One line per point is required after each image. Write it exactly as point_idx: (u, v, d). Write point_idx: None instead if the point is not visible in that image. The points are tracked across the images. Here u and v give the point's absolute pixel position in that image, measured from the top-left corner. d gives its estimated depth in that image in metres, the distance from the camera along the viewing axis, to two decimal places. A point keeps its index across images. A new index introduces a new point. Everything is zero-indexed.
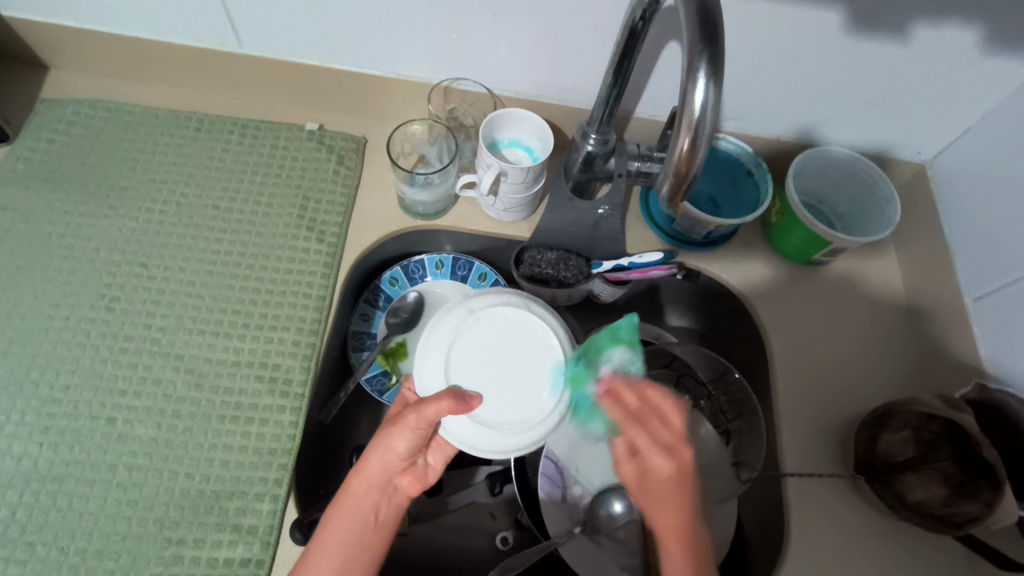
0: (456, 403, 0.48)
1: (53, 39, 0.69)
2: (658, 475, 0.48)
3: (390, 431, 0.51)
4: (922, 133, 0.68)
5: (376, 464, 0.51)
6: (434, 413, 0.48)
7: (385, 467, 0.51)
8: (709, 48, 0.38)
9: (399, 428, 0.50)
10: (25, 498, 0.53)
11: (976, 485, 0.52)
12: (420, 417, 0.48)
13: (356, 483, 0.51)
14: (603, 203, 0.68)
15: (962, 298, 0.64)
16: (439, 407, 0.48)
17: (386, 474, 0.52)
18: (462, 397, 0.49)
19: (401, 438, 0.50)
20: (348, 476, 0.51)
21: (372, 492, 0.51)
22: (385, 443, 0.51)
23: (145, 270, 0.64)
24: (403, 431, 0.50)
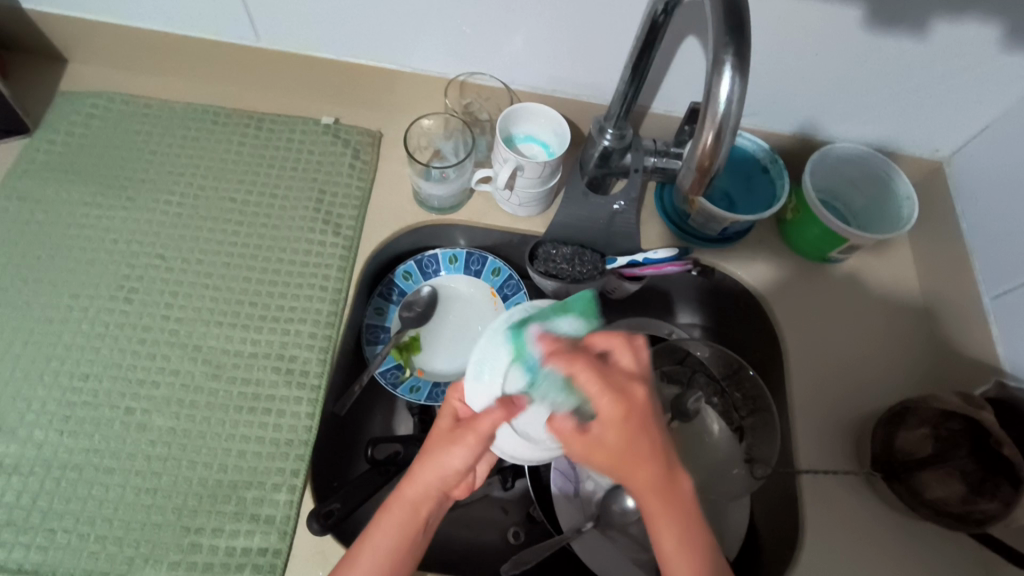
0: (509, 413, 0.46)
1: (72, 31, 0.70)
2: (610, 431, 0.41)
3: (446, 446, 0.45)
4: (940, 131, 0.68)
5: (431, 479, 0.46)
6: (491, 426, 0.45)
7: (440, 482, 0.46)
8: (735, 41, 0.38)
9: (461, 445, 0.45)
10: (46, 486, 0.53)
11: (995, 483, 0.52)
12: (478, 434, 0.44)
13: (411, 492, 0.46)
14: (618, 198, 0.68)
15: (980, 296, 0.64)
16: (495, 420, 0.45)
17: (441, 488, 0.46)
18: (512, 402, 0.47)
19: (461, 455, 0.45)
20: (400, 482, 0.47)
21: (427, 502, 0.46)
22: (440, 459, 0.46)
23: (163, 261, 0.64)
24: (462, 447, 0.45)
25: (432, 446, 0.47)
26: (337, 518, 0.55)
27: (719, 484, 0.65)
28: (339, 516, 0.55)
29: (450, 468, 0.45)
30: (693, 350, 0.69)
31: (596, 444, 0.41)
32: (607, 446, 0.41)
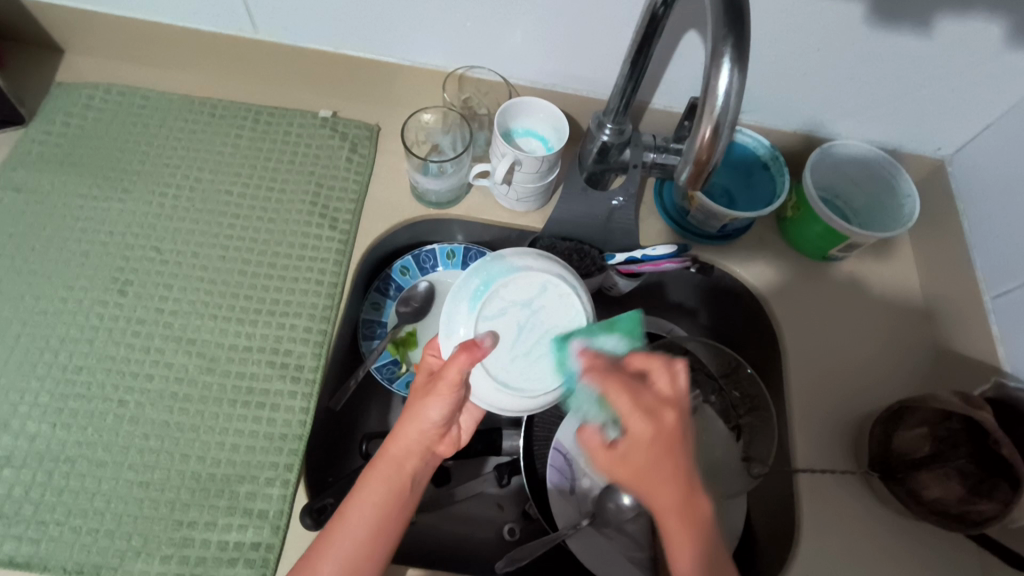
0: (472, 354, 0.48)
1: (68, 22, 0.69)
2: (636, 450, 0.44)
3: (422, 401, 0.49)
4: (942, 129, 0.68)
5: (412, 433, 0.50)
6: (458, 373, 0.48)
7: (422, 436, 0.50)
8: (734, 33, 0.38)
9: (436, 395, 0.49)
10: (39, 478, 0.53)
11: (993, 484, 0.51)
12: (446, 383, 0.48)
13: (394, 449, 0.50)
14: (617, 194, 0.67)
15: (982, 297, 0.64)
16: (460, 365, 0.47)
17: (423, 442, 0.50)
18: (475, 344, 0.49)
19: (437, 407, 0.49)
20: (386, 439, 0.50)
21: (412, 458, 0.50)
22: (419, 413, 0.49)
23: (158, 254, 0.64)
24: (438, 399, 0.49)
25: (410, 404, 0.51)
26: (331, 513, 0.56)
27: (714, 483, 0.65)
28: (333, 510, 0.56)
29: (430, 419, 0.49)
30: (691, 347, 0.70)
31: (622, 460, 0.45)
32: (629, 464, 0.44)
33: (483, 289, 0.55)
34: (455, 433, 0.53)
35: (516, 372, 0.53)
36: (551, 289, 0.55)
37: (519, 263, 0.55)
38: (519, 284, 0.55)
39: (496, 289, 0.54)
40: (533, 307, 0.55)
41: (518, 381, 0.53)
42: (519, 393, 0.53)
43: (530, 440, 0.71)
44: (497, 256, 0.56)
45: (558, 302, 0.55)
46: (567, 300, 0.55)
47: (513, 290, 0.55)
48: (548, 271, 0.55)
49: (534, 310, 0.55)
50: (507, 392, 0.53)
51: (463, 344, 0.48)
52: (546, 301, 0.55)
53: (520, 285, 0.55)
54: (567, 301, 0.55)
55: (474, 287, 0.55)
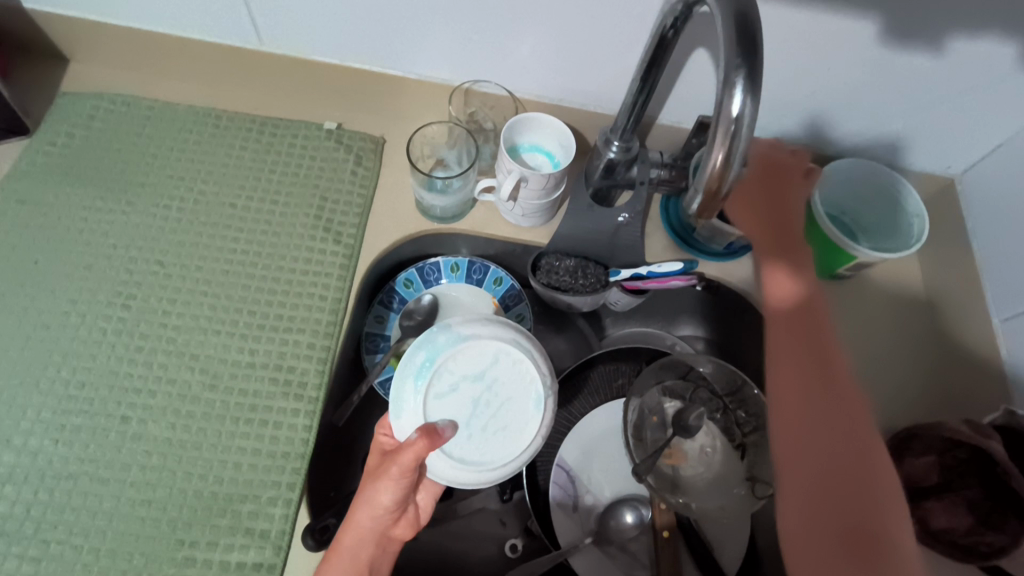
0: (432, 441, 0.48)
1: (74, 33, 0.69)
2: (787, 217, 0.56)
3: (375, 484, 0.50)
4: (952, 148, 0.67)
5: (365, 519, 0.50)
6: (412, 458, 0.48)
7: (376, 520, 0.50)
8: (746, 62, 0.37)
9: (385, 480, 0.49)
10: (40, 496, 0.53)
11: (1002, 516, 0.50)
12: (398, 469, 0.48)
13: (348, 538, 0.50)
14: (623, 210, 0.68)
15: (990, 319, 0.64)
16: (416, 450, 0.47)
17: (377, 527, 0.50)
18: (435, 432, 0.49)
19: (387, 492, 0.49)
20: (339, 528, 0.50)
21: (365, 546, 0.50)
22: (371, 497, 0.50)
23: (162, 268, 0.63)
24: (389, 485, 0.49)
25: (364, 487, 0.51)
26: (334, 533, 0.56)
27: (717, 500, 0.66)
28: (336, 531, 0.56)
29: (382, 504, 0.50)
30: (696, 364, 0.70)
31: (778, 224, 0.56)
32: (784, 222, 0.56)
33: (426, 365, 0.53)
34: (413, 514, 0.53)
35: (474, 447, 0.52)
36: (501, 358, 0.54)
37: (467, 335, 0.54)
38: (466, 356, 0.54)
39: (440, 365, 0.53)
40: (486, 379, 0.54)
41: (476, 456, 0.52)
42: (478, 468, 0.52)
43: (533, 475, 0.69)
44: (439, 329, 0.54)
45: (510, 370, 0.55)
46: (521, 366, 0.55)
47: (462, 364, 0.54)
48: (497, 342, 0.54)
49: (485, 383, 0.54)
50: (469, 468, 0.52)
51: (423, 430, 0.48)
52: (498, 372, 0.54)
53: (470, 357, 0.54)
54: (521, 369, 0.55)
55: (415, 363, 0.53)
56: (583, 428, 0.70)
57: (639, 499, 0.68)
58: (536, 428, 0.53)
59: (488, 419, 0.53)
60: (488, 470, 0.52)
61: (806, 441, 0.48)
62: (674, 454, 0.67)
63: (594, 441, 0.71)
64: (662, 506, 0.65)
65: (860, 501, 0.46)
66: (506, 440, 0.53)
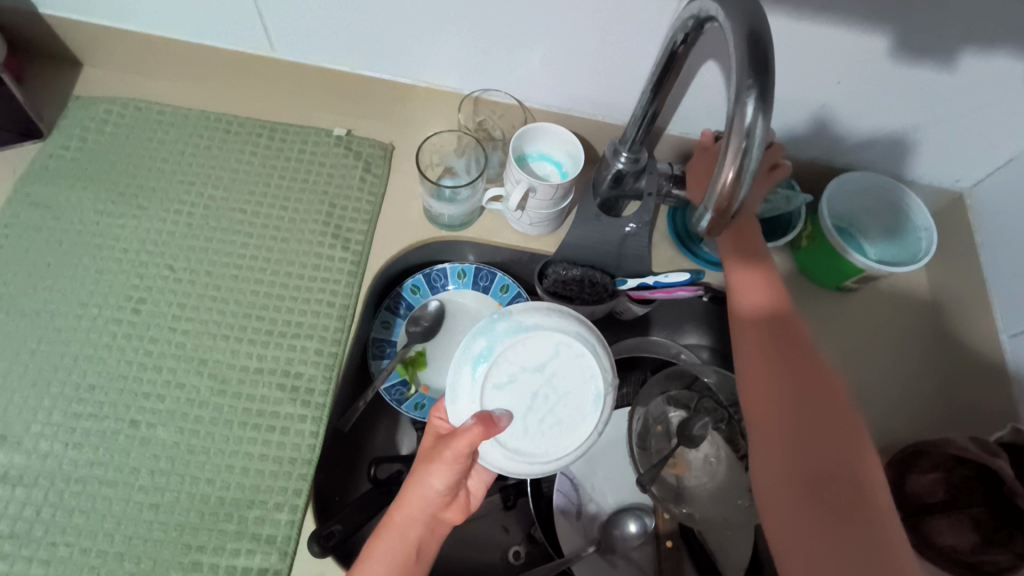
0: (487, 431, 0.48)
1: (88, 37, 0.70)
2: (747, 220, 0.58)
3: (428, 467, 0.49)
4: (961, 162, 0.67)
5: (415, 501, 0.49)
6: (467, 445, 0.48)
7: (428, 503, 0.49)
8: (758, 82, 0.37)
9: (438, 463, 0.49)
10: (50, 498, 0.53)
11: (1009, 534, 0.50)
12: (453, 454, 0.48)
13: (399, 516, 0.49)
14: (632, 220, 0.67)
15: (997, 334, 0.64)
16: (470, 438, 0.47)
17: (428, 510, 0.49)
18: (490, 422, 0.49)
19: (440, 475, 0.49)
20: (391, 507, 0.50)
21: (415, 527, 0.49)
22: (422, 480, 0.49)
23: (171, 273, 0.64)
24: (443, 468, 0.49)
25: (415, 470, 0.51)
26: (339, 540, 0.55)
27: (722, 512, 0.64)
28: (340, 538, 0.55)
29: (434, 487, 0.49)
30: (699, 373, 0.70)
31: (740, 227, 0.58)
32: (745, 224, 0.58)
33: (486, 353, 0.53)
34: (463, 499, 0.52)
35: (530, 439, 0.52)
36: (563, 351, 0.54)
37: (529, 322, 0.54)
38: (527, 346, 0.54)
39: (500, 353, 0.53)
40: (547, 370, 0.54)
41: (530, 447, 0.52)
42: (530, 459, 0.52)
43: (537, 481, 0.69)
44: (502, 317, 0.54)
45: (570, 363, 0.54)
46: (583, 361, 0.54)
47: (523, 354, 0.54)
48: (561, 331, 0.54)
49: (547, 374, 0.54)
50: (523, 459, 0.52)
51: (479, 418, 0.49)
52: (559, 364, 0.54)
53: (531, 346, 0.54)
54: (582, 363, 0.54)
55: (477, 349, 0.54)
56: None
57: (644, 508, 0.68)
58: (591, 425, 0.53)
59: (546, 411, 0.53)
60: (543, 462, 0.52)
61: (775, 426, 0.49)
62: (678, 463, 0.67)
63: (598, 449, 0.71)
64: (666, 515, 0.67)
65: (841, 486, 0.45)
66: (564, 433, 0.53)
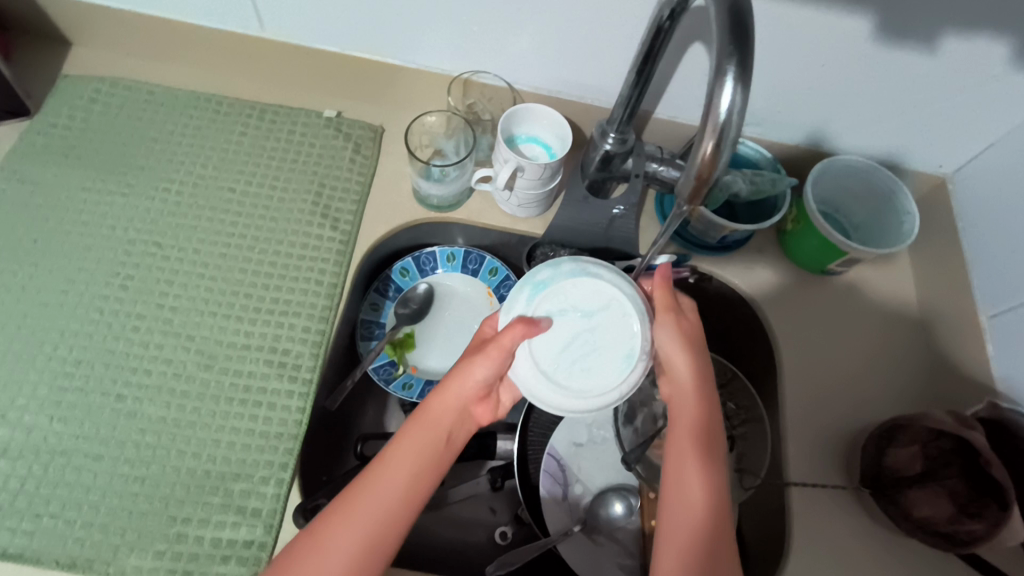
0: (529, 328, 0.49)
1: (78, 17, 0.70)
2: (688, 323, 0.52)
3: (470, 360, 0.50)
4: (943, 147, 0.68)
5: (455, 390, 0.50)
6: (510, 341, 0.48)
7: (465, 393, 0.50)
8: (738, 52, 0.37)
9: (482, 356, 0.50)
10: (35, 471, 0.53)
11: (982, 504, 0.52)
12: (498, 346, 0.48)
13: (436, 405, 0.50)
14: (617, 202, 0.68)
15: (978, 314, 0.64)
16: (513, 335, 0.48)
17: (463, 401, 0.50)
18: (534, 323, 0.49)
19: (483, 367, 0.49)
20: (426, 397, 0.50)
21: (448, 416, 0.50)
22: (465, 371, 0.50)
23: (160, 250, 0.64)
24: (486, 361, 0.49)
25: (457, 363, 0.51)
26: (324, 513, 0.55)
27: None
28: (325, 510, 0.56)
29: (475, 379, 0.50)
30: None
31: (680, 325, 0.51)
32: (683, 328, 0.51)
33: (545, 284, 0.51)
34: (494, 400, 0.53)
35: (562, 372, 0.49)
36: (617, 306, 0.50)
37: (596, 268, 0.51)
38: (588, 290, 0.51)
39: (558, 286, 0.51)
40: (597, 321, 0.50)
41: (561, 380, 0.48)
42: (557, 390, 0.48)
43: (523, 462, 0.70)
44: (570, 259, 0.51)
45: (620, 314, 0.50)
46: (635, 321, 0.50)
47: (580, 296, 0.51)
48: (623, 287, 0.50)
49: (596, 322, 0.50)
50: (549, 385, 0.48)
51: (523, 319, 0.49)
52: (608, 318, 0.50)
53: (590, 292, 0.51)
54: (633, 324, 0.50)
55: (544, 278, 0.51)
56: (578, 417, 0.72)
57: (629, 488, 0.69)
58: (616, 381, 0.48)
59: (581, 351, 0.49)
60: (568, 395, 0.48)
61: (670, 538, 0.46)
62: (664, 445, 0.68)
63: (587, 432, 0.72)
64: (651, 495, 0.67)
65: None
66: (594, 381, 0.48)
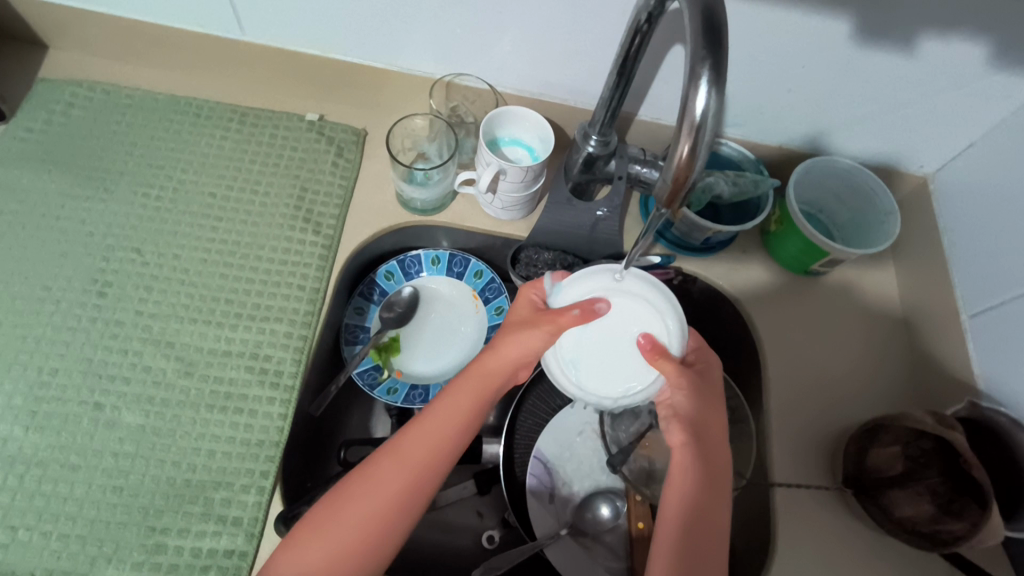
0: (586, 317, 0.52)
1: (55, 21, 0.69)
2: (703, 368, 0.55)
3: (531, 327, 0.53)
4: (924, 147, 0.68)
5: (509, 352, 0.53)
6: (571, 324, 0.52)
7: (517, 356, 0.54)
8: (712, 55, 0.37)
9: (541, 326, 0.53)
10: (10, 482, 0.53)
11: (963, 503, 0.52)
12: (558, 325, 0.52)
13: (492, 362, 0.53)
14: (601, 205, 0.68)
15: (958, 313, 0.64)
16: (574, 321, 0.52)
17: (515, 364, 0.54)
18: (590, 312, 0.53)
19: (539, 337, 0.53)
20: (484, 354, 0.54)
21: (501, 375, 0.54)
22: (523, 338, 0.53)
23: (139, 256, 0.63)
24: (542, 332, 0.53)
25: (513, 326, 0.55)
26: None
27: None
28: None
29: (532, 346, 0.53)
30: None
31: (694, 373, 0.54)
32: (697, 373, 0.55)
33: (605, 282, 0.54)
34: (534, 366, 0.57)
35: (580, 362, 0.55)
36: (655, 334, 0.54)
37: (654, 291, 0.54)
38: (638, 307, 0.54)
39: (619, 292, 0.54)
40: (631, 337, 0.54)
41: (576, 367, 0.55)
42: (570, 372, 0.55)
43: (510, 466, 0.70)
44: (655, 285, 0.53)
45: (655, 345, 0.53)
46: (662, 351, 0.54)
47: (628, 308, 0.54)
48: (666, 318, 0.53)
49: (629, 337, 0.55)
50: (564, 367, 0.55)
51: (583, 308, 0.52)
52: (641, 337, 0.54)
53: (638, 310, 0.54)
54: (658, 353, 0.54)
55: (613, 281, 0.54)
56: (564, 420, 0.71)
57: (615, 491, 0.69)
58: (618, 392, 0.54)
59: (608, 349, 0.55)
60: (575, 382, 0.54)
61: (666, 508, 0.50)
62: (650, 445, 0.68)
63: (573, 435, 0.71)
64: (637, 497, 0.67)
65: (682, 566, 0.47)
66: (600, 382, 0.54)
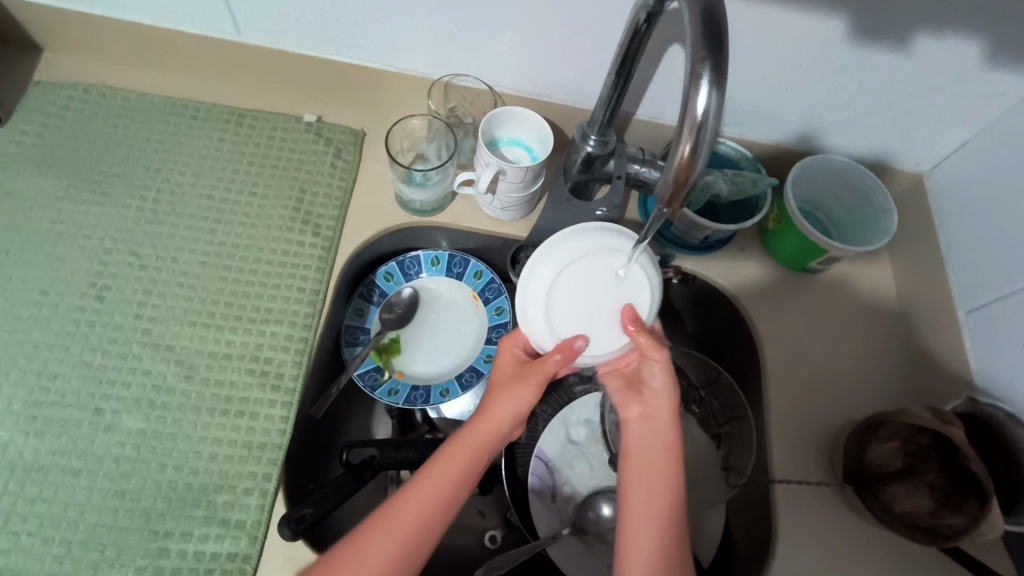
0: (569, 356, 0.51)
1: (49, 23, 0.68)
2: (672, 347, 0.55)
3: (518, 387, 0.53)
4: (919, 145, 0.69)
5: (501, 412, 0.53)
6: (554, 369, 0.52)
7: (510, 416, 0.53)
8: (712, 54, 0.37)
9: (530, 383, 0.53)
10: (11, 488, 0.52)
11: (962, 498, 0.52)
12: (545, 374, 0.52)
13: (484, 425, 0.52)
14: (600, 205, 0.66)
15: (954, 310, 0.65)
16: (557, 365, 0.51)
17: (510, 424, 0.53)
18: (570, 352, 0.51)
19: (527, 392, 0.53)
20: (475, 414, 0.53)
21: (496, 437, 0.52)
22: (514, 396, 0.53)
23: (137, 259, 0.63)
24: (530, 386, 0.53)
25: (501, 386, 0.55)
26: (309, 523, 0.54)
27: None
28: (310, 521, 0.54)
29: (524, 403, 0.53)
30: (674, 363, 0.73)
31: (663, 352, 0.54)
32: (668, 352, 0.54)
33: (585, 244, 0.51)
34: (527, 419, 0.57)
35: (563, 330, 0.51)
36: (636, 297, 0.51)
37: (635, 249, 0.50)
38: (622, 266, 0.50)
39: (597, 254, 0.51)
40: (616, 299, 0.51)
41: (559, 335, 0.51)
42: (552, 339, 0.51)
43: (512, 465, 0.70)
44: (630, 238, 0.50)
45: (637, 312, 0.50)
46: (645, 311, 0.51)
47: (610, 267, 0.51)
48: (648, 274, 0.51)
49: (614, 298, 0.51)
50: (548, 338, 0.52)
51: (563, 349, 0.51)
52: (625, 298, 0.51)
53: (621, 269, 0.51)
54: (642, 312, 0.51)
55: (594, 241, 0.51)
56: (566, 418, 0.72)
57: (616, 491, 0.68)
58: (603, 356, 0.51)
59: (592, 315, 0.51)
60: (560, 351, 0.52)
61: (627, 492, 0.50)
62: None
63: (576, 433, 0.72)
64: None
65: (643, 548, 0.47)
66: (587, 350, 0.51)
